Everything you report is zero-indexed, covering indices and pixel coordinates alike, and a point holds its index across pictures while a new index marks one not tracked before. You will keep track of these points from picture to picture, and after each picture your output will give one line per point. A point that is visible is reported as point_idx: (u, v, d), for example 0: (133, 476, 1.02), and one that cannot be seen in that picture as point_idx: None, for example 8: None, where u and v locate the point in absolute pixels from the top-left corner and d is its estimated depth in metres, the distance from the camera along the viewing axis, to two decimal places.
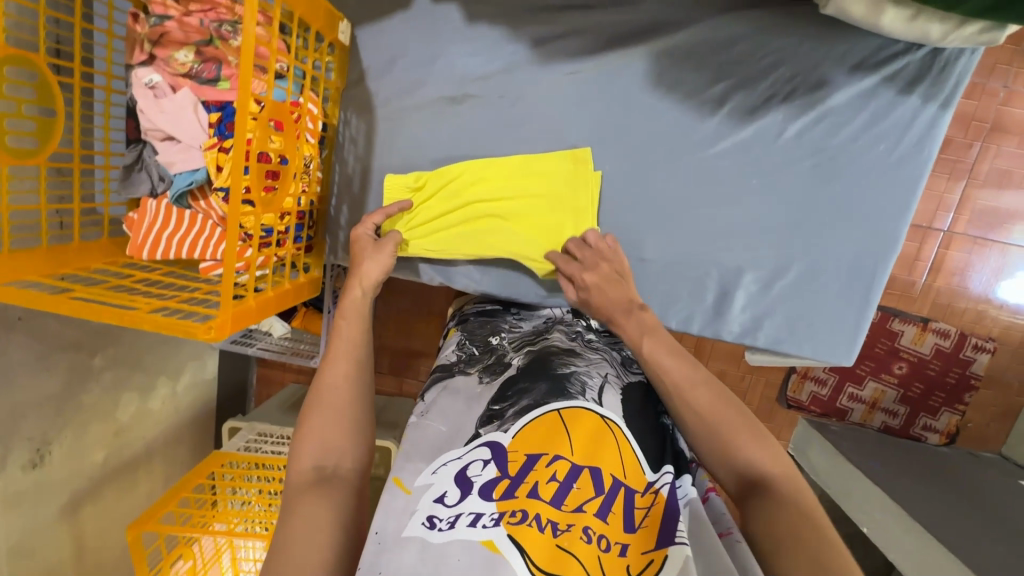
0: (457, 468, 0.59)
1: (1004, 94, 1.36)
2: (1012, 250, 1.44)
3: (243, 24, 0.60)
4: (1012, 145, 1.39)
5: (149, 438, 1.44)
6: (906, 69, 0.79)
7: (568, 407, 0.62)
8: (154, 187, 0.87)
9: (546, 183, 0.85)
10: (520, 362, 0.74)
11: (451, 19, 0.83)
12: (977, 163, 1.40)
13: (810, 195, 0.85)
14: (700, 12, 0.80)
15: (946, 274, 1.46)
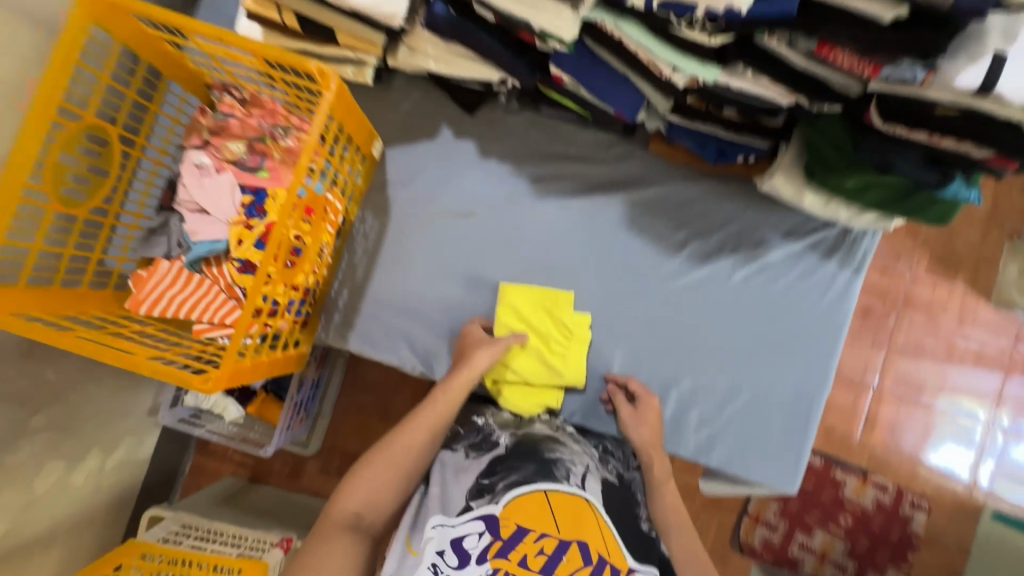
0: (454, 533, 0.70)
1: (911, 275, 1.59)
2: (937, 411, 1.57)
3: (312, 129, 0.73)
4: (920, 318, 1.59)
5: (59, 519, 1.29)
6: (824, 240, 0.99)
7: (554, 489, 0.74)
8: (170, 251, 0.93)
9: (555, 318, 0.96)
10: (507, 441, 0.81)
11: (467, 152, 1.00)
12: (895, 331, 1.59)
13: (756, 331, 0.98)
14: (667, 177, 1.01)
15: (880, 431, 1.57)
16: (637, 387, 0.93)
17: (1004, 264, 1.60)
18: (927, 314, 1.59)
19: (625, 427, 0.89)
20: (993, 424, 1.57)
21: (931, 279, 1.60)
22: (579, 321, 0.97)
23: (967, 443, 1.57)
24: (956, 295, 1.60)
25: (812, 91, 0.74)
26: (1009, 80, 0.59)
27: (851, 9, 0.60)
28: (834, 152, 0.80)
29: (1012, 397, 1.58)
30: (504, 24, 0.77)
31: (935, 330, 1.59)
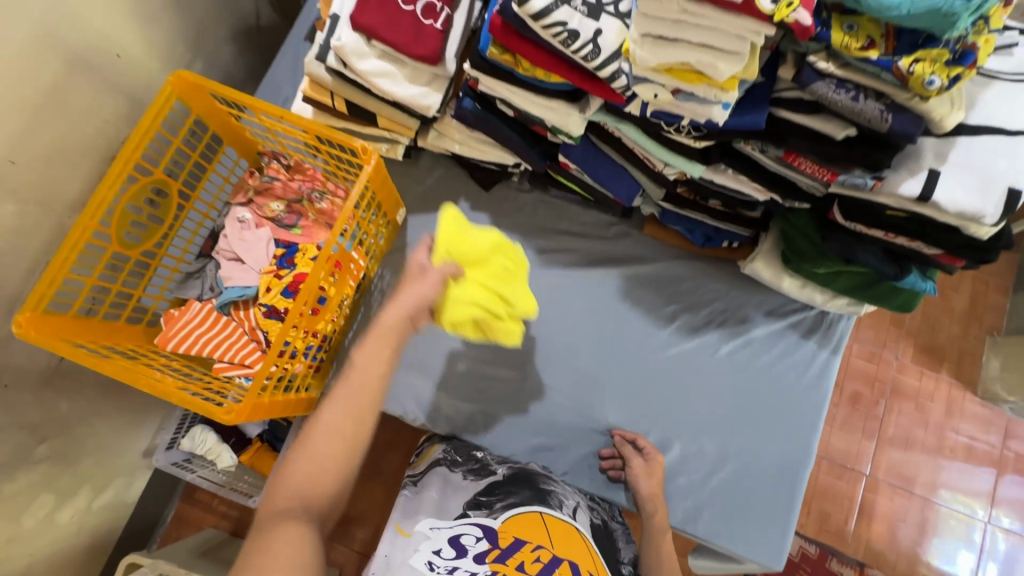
0: (451, 533, 0.85)
1: (897, 363, 1.64)
2: (941, 510, 1.57)
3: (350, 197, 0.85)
4: (909, 407, 1.63)
5: (39, 557, 1.27)
6: (803, 320, 1.07)
7: (548, 512, 0.89)
8: (202, 293, 1.02)
9: (497, 254, 0.81)
10: (503, 471, 0.97)
11: (481, 223, 1.12)
12: (885, 418, 1.62)
13: (740, 403, 1.04)
14: (660, 256, 1.11)
15: (875, 520, 1.57)
16: (649, 447, 0.99)
17: (987, 359, 1.65)
18: (917, 404, 1.63)
19: (633, 473, 0.96)
20: (988, 521, 1.56)
21: (917, 370, 1.65)
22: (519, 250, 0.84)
23: (967, 544, 1.55)
24: (942, 386, 1.64)
25: (783, 191, 0.85)
26: (943, 190, 0.70)
27: (808, 126, 0.72)
28: (807, 243, 0.91)
29: (1005, 495, 1.58)
30: (521, 118, 0.91)
31: (922, 420, 1.62)
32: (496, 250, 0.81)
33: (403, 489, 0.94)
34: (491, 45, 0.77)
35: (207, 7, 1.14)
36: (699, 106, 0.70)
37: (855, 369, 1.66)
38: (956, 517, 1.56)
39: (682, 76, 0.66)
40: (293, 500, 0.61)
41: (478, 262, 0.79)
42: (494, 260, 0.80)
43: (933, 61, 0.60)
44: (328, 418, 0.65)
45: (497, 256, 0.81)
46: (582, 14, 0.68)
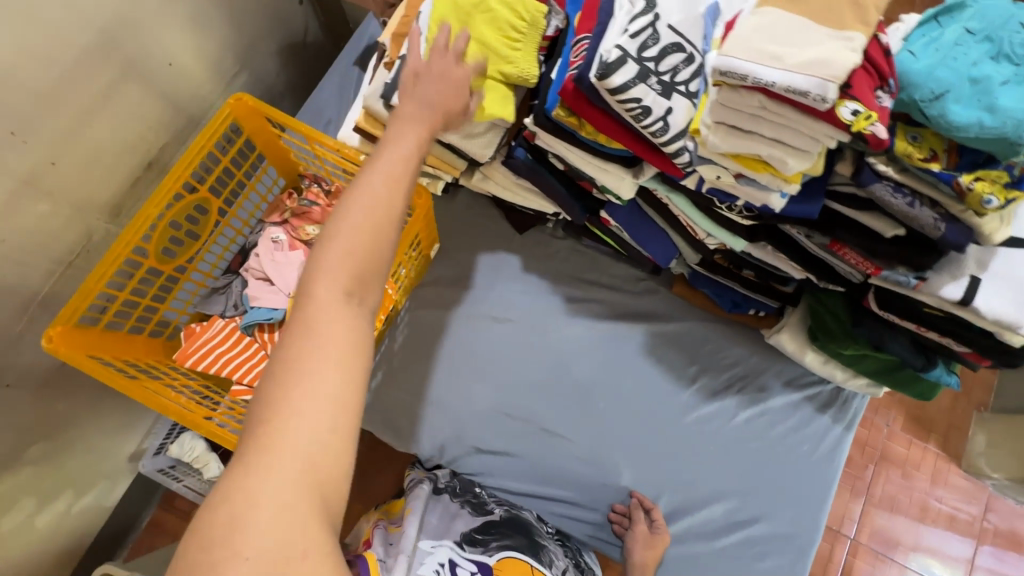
0: (448, 556, 0.86)
1: (886, 430, 1.60)
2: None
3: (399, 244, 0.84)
4: (897, 475, 1.59)
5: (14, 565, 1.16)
6: (820, 394, 1.08)
7: (541, 568, 0.89)
8: (224, 310, 1.00)
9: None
10: (499, 513, 0.96)
11: (512, 265, 1.12)
12: (872, 483, 1.58)
13: (753, 471, 1.05)
14: (685, 315, 1.12)
15: None
16: (658, 516, 1.00)
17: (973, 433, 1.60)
18: (903, 472, 1.59)
19: (634, 542, 0.97)
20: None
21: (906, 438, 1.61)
22: (532, 8, 0.82)
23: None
24: (928, 456, 1.59)
25: (820, 274, 0.87)
26: (982, 297, 0.73)
27: (860, 221, 0.74)
28: (836, 324, 0.93)
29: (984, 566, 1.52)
30: (570, 172, 0.91)
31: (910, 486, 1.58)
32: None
33: (418, 486, 0.96)
34: (558, 106, 0.77)
35: (259, 25, 1.15)
36: (758, 191, 0.72)
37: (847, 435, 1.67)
38: None
39: (748, 163, 0.68)
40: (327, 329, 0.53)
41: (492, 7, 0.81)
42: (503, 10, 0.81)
43: (993, 182, 0.63)
44: (335, 258, 0.56)
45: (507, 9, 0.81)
46: (656, 92, 0.69)
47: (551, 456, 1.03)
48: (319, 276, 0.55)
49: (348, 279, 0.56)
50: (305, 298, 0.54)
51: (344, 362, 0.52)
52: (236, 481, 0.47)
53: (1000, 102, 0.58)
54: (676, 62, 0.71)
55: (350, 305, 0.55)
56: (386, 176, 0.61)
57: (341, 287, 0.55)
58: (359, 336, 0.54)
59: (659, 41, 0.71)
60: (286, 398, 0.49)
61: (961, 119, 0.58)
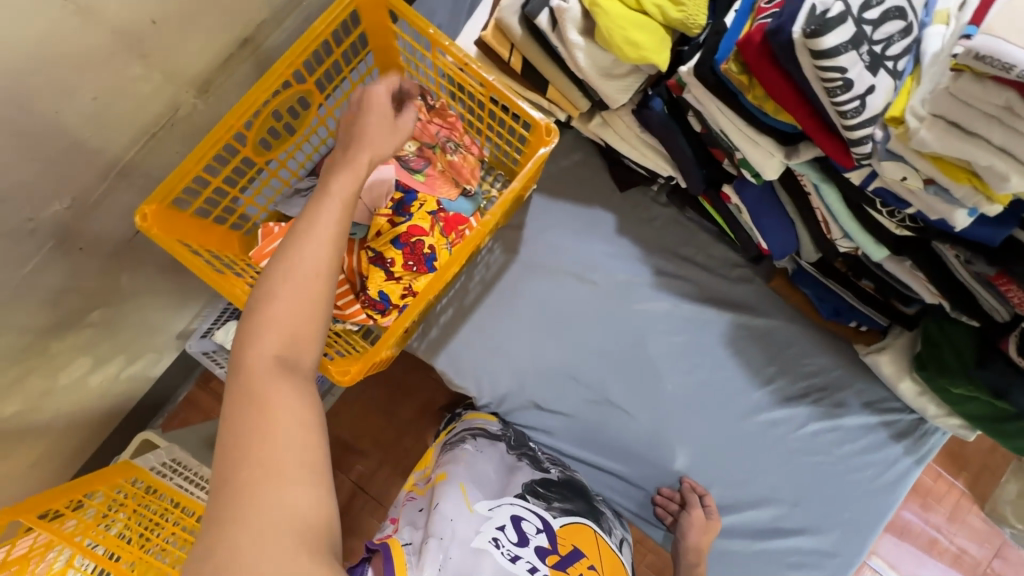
0: (511, 511, 0.82)
1: None
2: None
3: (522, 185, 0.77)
4: (913, 506, 1.37)
5: (69, 426, 1.13)
6: (897, 422, 1.02)
7: (600, 535, 0.87)
8: (304, 214, 0.93)
9: None
10: (556, 472, 0.94)
11: (606, 224, 1.04)
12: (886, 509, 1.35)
13: (809, 485, 1.01)
14: (774, 312, 1.04)
15: None
16: (711, 504, 0.97)
17: (1005, 480, 1.35)
18: (921, 502, 1.37)
19: (688, 527, 0.95)
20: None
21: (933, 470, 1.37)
22: None
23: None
24: (953, 492, 1.37)
25: (960, 304, 0.78)
26: None
27: None
28: (954, 358, 0.85)
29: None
30: (706, 136, 0.82)
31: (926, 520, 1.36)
32: None
33: (466, 444, 0.91)
34: (730, 59, 0.67)
35: None
36: (942, 203, 0.63)
37: None
38: None
39: (949, 170, 0.58)
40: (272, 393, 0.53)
41: None
42: None
43: None
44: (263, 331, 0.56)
45: None
46: (863, 64, 0.58)
47: (605, 428, 1.00)
48: (252, 346, 0.55)
49: (279, 345, 0.55)
50: (240, 371, 0.54)
51: (293, 424, 0.52)
52: (216, 541, 0.47)
53: None
54: (893, 32, 0.60)
55: (289, 370, 0.55)
56: (318, 237, 0.60)
57: (274, 356, 0.55)
58: (303, 399, 0.54)
59: (881, 2, 0.59)
60: (244, 472, 0.49)
61: None
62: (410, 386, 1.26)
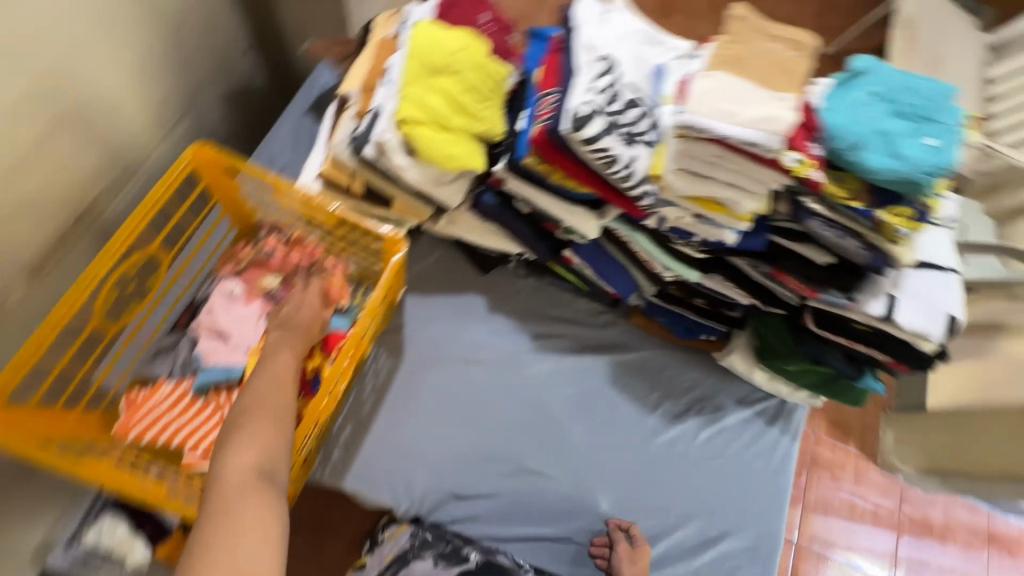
0: None
1: (814, 437, 1.62)
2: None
3: (372, 296, 0.84)
4: (827, 479, 1.60)
5: None
6: (767, 409, 1.17)
7: None
8: (172, 372, 0.90)
9: (482, 61, 0.84)
10: (474, 558, 0.98)
11: (478, 306, 1.13)
12: (807, 488, 1.60)
13: (717, 489, 1.11)
14: (643, 344, 1.18)
15: None
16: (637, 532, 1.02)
17: (882, 432, 1.62)
18: (832, 474, 1.61)
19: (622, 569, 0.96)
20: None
21: (832, 444, 1.63)
22: (498, 69, 0.86)
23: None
24: (850, 457, 1.62)
25: (765, 298, 0.97)
26: (901, 313, 0.84)
27: (797, 250, 0.84)
28: (778, 341, 1.03)
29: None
30: (536, 214, 0.96)
31: (839, 489, 1.60)
32: (479, 61, 0.84)
33: None
34: (528, 154, 0.81)
35: (206, 71, 1.11)
36: (713, 229, 0.80)
37: None
38: None
39: (706, 205, 0.76)
40: (244, 507, 0.61)
41: (462, 70, 0.83)
42: (474, 72, 0.84)
43: (901, 217, 0.74)
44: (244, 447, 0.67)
45: (478, 71, 0.84)
46: (622, 142, 0.76)
47: (529, 498, 1.03)
48: (229, 469, 0.64)
49: (258, 460, 0.66)
50: (217, 481, 0.63)
51: (259, 530, 0.60)
52: None
53: (903, 150, 0.70)
54: (637, 114, 0.78)
55: (262, 482, 0.64)
56: (277, 381, 0.75)
57: (252, 469, 0.65)
58: (272, 507, 0.62)
59: (621, 96, 0.78)
60: (207, 572, 0.55)
61: (874, 164, 0.70)
62: (326, 521, 1.18)
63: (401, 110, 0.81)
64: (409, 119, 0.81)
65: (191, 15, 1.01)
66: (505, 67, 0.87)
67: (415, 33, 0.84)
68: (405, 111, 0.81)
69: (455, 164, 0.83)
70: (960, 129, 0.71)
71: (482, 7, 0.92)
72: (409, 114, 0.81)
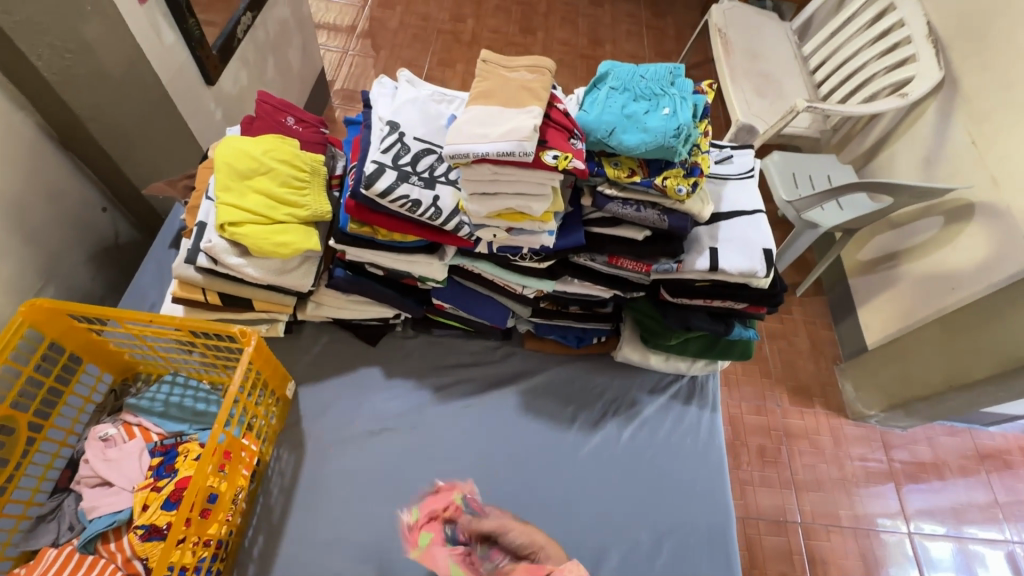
0: None
1: (780, 410, 1.64)
2: (869, 537, 1.48)
3: (222, 405, 0.82)
4: (805, 447, 1.60)
5: None
6: (679, 391, 1.20)
7: None
8: (58, 537, 0.89)
9: (290, 158, 0.94)
10: None
11: (375, 377, 1.14)
12: (791, 462, 1.57)
13: (655, 484, 1.10)
14: (546, 365, 1.21)
15: (825, 569, 1.43)
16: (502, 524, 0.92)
17: (842, 384, 1.71)
18: (810, 441, 1.61)
19: None
20: (912, 532, 1.50)
21: (799, 410, 1.66)
22: (309, 160, 0.96)
23: (906, 565, 1.45)
24: (821, 420, 1.65)
25: (622, 286, 1.01)
26: (725, 260, 0.92)
27: (616, 234, 0.91)
28: (653, 322, 1.08)
29: (916, 505, 1.54)
30: (390, 274, 1.01)
31: (822, 452, 1.60)
32: (287, 158, 0.93)
33: None
34: (350, 222, 0.90)
35: (64, 238, 1.17)
36: (531, 237, 0.86)
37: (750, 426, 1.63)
38: (901, 547, 1.47)
39: (510, 218, 0.83)
40: None
41: (271, 169, 0.92)
42: (284, 168, 0.92)
43: (677, 176, 0.84)
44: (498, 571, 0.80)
45: (288, 167, 0.93)
46: (420, 186, 0.84)
47: None
48: None
49: None
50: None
51: None
52: None
53: (650, 125, 0.80)
54: (431, 161, 0.88)
55: None
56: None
57: None
58: None
59: (410, 151, 0.88)
60: None
61: (631, 142, 0.79)
62: None
63: (220, 216, 0.87)
64: (230, 220, 0.87)
65: (34, 192, 1.09)
66: (316, 158, 0.97)
67: (219, 148, 0.92)
68: (224, 216, 0.87)
69: (285, 248, 0.89)
70: (687, 98, 0.83)
71: (283, 111, 1.05)
72: (230, 217, 0.87)
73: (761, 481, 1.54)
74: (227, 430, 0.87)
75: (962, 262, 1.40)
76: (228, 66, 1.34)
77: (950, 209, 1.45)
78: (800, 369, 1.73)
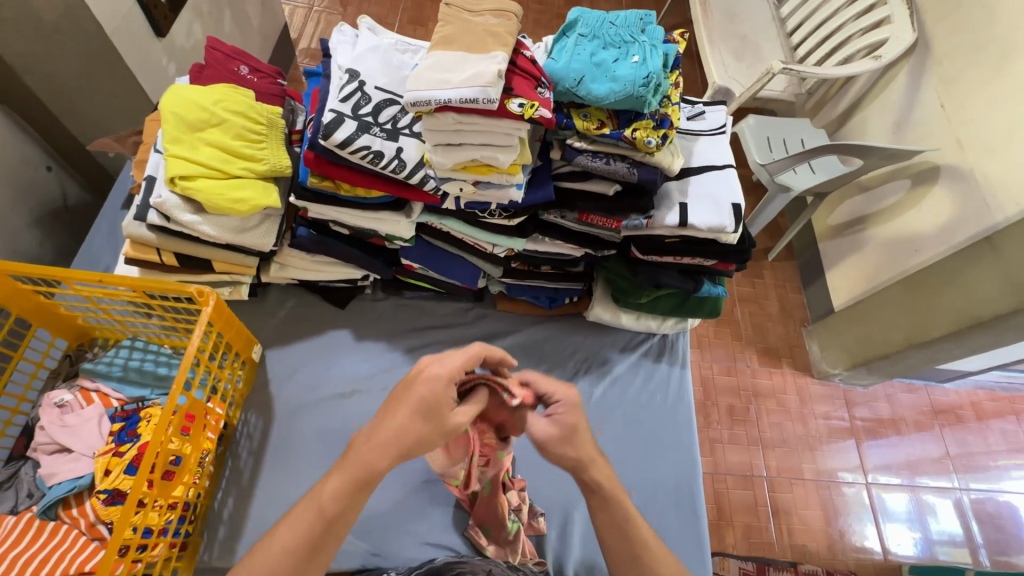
0: None
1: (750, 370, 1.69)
2: (829, 490, 1.55)
3: (181, 367, 0.78)
4: (772, 404, 1.65)
5: None
6: (650, 349, 1.22)
7: None
8: (16, 504, 0.86)
9: (244, 108, 0.89)
10: None
11: (344, 340, 1.13)
12: (759, 419, 1.62)
13: (626, 438, 1.13)
14: (518, 325, 1.21)
15: (787, 519, 1.50)
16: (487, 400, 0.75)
17: (809, 344, 1.76)
18: (777, 400, 1.66)
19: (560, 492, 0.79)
20: (870, 483, 1.58)
21: (767, 370, 1.70)
22: (266, 111, 0.91)
23: (865, 515, 1.53)
24: (788, 378, 1.70)
25: (593, 244, 1.00)
26: (694, 215, 0.91)
27: (586, 189, 0.89)
28: (625, 281, 1.08)
29: (875, 459, 1.61)
30: (356, 234, 0.98)
31: (788, 410, 1.65)
32: (240, 108, 0.89)
33: None
34: (310, 176, 0.87)
35: (5, 198, 1.10)
36: (499, 191, 0.84)
37: (721, 386, 1.67)
38: (859, 498, 1.55)
39: (476, 170, 0.81)
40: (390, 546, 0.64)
41: (222, 121, 0.87)
42: (238, 120, 0.88)
43: (646, 128, 0.82)
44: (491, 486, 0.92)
45: (241, 118, 0.88)
46: (382, 138, 0.81)
47: (436, 511, 1.00)
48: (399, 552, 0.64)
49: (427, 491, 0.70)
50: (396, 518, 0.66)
51: None
52: None
53: (618, 74, 0.77)
54: (393, 112, 0.85)
55: None
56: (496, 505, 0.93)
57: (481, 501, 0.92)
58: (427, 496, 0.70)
59: (371, 100, 0.85)
60: None
61: (600, 91, 0.77)
62: None
63: (168, 169, 0.83)
64: (179, 174, 0.83)
65: None
66: (273, 109, 0.92)
67: (165, 98, 0.87)
68: (172, 170, 0.83)
69: (240, 204, 0.85)
70: (657, 47, 0.81)
71: (236, 61, 0.99)
72: (179, 170, 0.83)
73: (731, 438, 1.59)
74: (187, 394, 0.84)
75: (925, 224, 1.43)
76: (181, 17, 1.25)
77: (917, 171, 1.47)
78: (769, 331, 1.77)
